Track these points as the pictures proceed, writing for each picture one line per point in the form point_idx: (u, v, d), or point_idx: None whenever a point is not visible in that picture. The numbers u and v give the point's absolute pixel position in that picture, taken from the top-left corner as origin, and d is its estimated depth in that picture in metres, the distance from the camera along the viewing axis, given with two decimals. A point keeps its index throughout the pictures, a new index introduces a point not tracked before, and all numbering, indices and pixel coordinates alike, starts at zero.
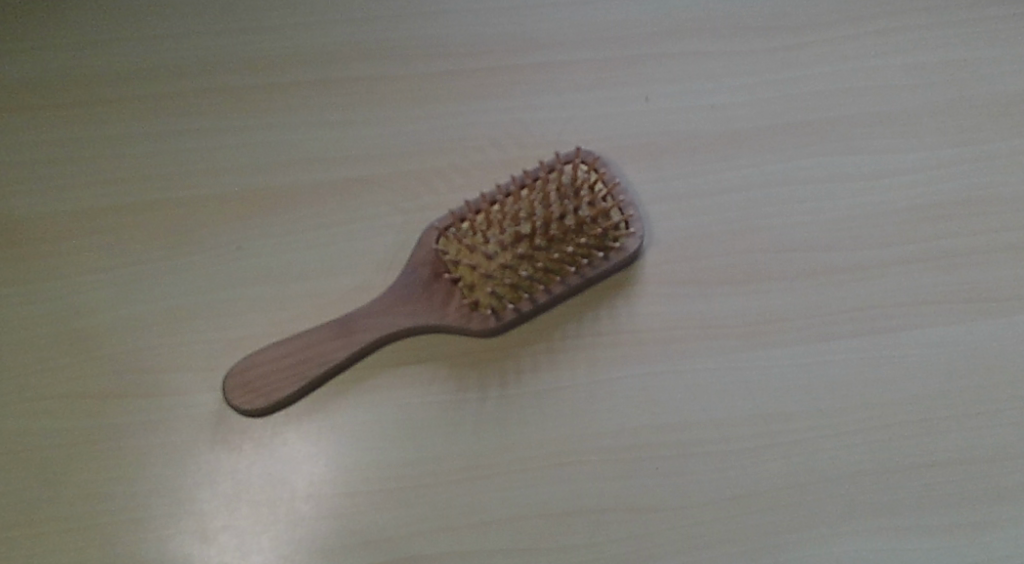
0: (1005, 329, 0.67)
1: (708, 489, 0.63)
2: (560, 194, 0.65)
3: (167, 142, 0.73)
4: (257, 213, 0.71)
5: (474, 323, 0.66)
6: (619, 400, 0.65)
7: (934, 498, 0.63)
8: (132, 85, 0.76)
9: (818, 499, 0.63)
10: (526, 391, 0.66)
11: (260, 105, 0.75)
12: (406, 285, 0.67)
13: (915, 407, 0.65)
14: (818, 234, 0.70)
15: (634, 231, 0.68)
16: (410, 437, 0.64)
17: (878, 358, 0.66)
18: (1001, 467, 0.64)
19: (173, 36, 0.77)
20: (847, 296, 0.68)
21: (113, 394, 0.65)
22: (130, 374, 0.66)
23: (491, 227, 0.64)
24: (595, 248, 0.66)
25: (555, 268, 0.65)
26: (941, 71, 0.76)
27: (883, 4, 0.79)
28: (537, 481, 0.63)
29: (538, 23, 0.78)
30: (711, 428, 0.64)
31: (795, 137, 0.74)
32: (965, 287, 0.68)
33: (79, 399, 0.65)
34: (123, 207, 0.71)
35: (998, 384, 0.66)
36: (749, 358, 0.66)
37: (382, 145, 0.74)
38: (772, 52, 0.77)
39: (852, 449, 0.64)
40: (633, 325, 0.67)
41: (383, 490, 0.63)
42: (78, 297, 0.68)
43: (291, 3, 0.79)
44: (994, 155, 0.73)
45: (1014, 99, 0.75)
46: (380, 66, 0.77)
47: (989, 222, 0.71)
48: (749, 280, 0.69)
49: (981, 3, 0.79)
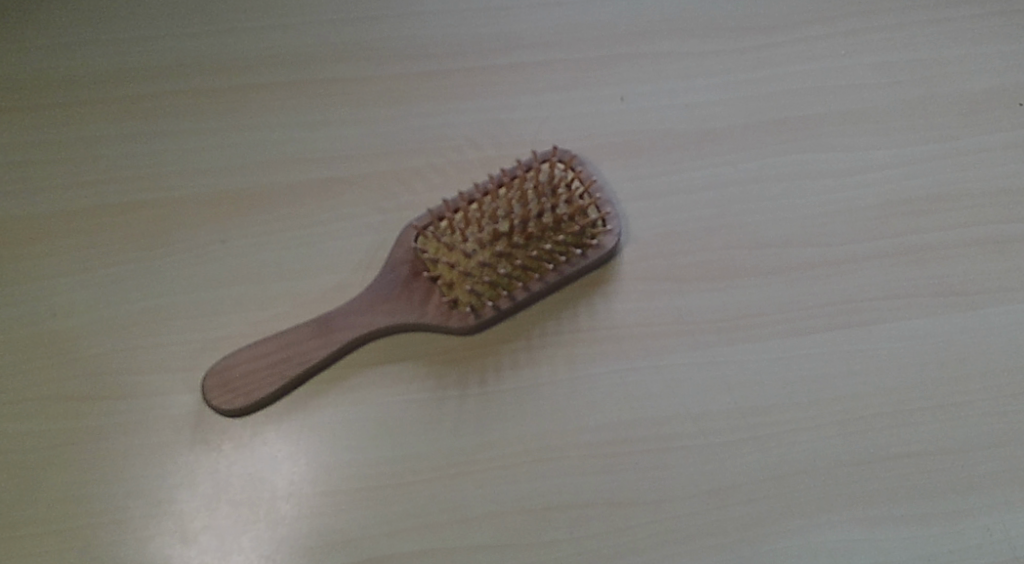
0: (975, 322, 0.68)
1: (686, 483, 0.63)
2: (538, 193, 0.65)
3: (142, 143, 0.73)
4: (234, 214, 0.71)
5: (454, 321, 0.66)
6: (598, 396, 0.66)
7: (908, 489, 0.64)
8: (106, 86, 0.75)
9: (794, 491, 0.64)
10: (505, 388, 0.66)
11: (236, 105, 0.75)
12: (385, 284, 0.67)
13: (889, 399, 0.66)
14: (793, 231, 0.71)
15: (611, 228, 0.69)
16: (391, 435, 0.64)
17: (852, 352, 0.67)
18: (972, 457, 0.65)
19: (147, 37, 0.77)
20: (821, 291, 0.69)
21: (91, 396, 0.65)
22: (108, 375, 0.66)
23: (469, 226, 0.65)
24: (572, 246, 0.67)
25: (534, 265, 0.66)
26: (911, 69, 0.78)
27: (853, 4, 0.80)
28: (518, 477, 0.63)
29: (514, 24, 0.79)
30: (689, 423, 0.65)
31: (768, 135, 0.75)
32: (936, 281, 0.70)
33: (57, 402, 0.65)
34: (99, 208, 0.71)
35: (969, 376, 0.67)
36: (726, 353, 0.67)
37: (359, 145, 0.74)
38: (744, 52, 0.78)
39: (828, 442, 0.65)
40: (611, 322, 0.68)
41: (364, 488, 0.63)
42: (54, 299, 0.68)
43: (266, 4, 0.79)
44: (963, 151, 0.74)
45: (982, 96, 0.76)
46: (356, 66, 0.77)
47: (958, 217, 0.72)
48: (725, 276, 0.69)
49: (947, 3, 0.80)
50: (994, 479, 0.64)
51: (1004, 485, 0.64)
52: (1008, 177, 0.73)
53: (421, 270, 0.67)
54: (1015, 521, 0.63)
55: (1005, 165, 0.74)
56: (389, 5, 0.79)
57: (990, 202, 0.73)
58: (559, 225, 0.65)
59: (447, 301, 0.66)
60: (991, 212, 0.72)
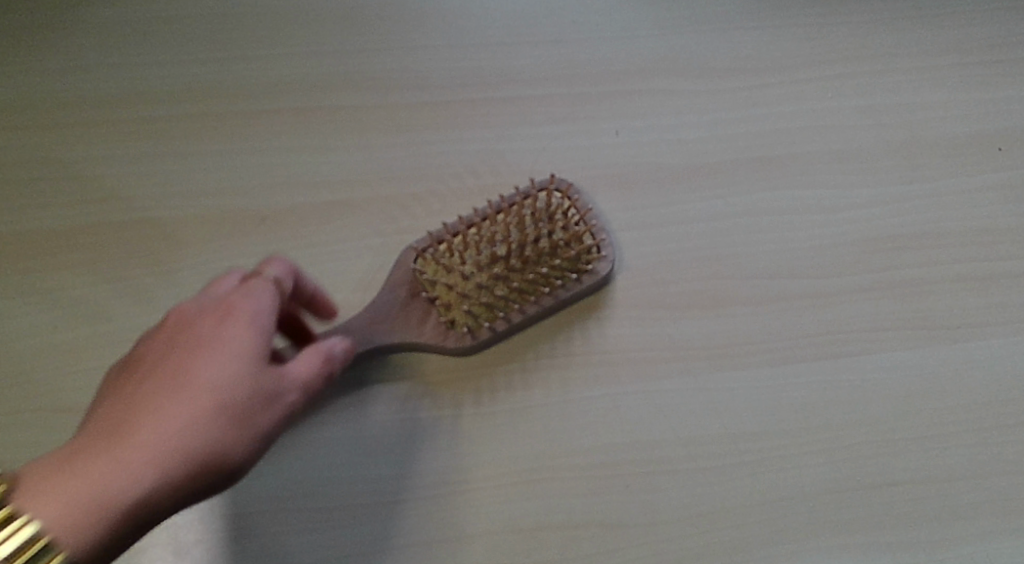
0: (956, 357, 0.70)
1: (672, 507, 0.65)
2: (535, 217, 0.67)
3: (148, 164, 0.75)
4: (238, 235, 0.73)
5: (451, 340, 0.68)
6: (591, 419, 0.67)
7: (889, 516, 0.66)
8: (115, 107, 0.77)
9: (780, 517, 0.65)
10: (497, 412, 0.67)
11: (241, 130, 0.76)
12: (385, 303, 0.68)
13: (873, 428, 0.68)
14: (782, 263, 0.73)
15: (606, 255, 0.71)
16: (387, 453, 0.66)
17: (837, 383, 0.69)
18: (953, 487, 0.66)
19: (154, 59, 0.78)
20: (807, 323, 0.70)
21: None
22: None
23: (468, 249, 0.67)
24: (568, 270, 0.69)
25: (530, 288, 0.68)
26: (897, 111, 0.79)
27: (844, 48, 0.82)
28: (512, 497, 0.65)
29: (513, 58, 0.81)
30: (679, 447, 0.67)
31: (759, 171, 0.76)
32: (920, 315, 0.71)
33: (64, 413, 0.67)
34: (105, 225, 0.72)
35: (950, 407, 0.69)
36: (715, 381, 0.68)
37: (360, 170, 0.75)
38: (736, 91, 0.80)
39: (814, 469, 0.66)
40: (602, 347, 0.69)
41: (360, 505, 0.64)
42: (61, 314, 0.70)
43: (271, 34, 0.80)
44: (946, 191, 0.76)
45: (968, 138, 0.78)
46: (359, 95, 0.78)
47: (943, 253, 0.74)
48: (715, 306, 0.71)
49: (937, 47, 0.81)
50: (973, 510, 0.66)
51: (982, 516, 0.66)
52: (990, 216, 0.75)
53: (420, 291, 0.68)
54: (991, 550, 0.65)
55: (988, 206, 0.76)
56: (393, 37, 0.81)
57: (974, 240, 0.74)
58: (555, 249, 0.67)
59: (444, 321, 0.68)
60: (975, 250, 0.74)
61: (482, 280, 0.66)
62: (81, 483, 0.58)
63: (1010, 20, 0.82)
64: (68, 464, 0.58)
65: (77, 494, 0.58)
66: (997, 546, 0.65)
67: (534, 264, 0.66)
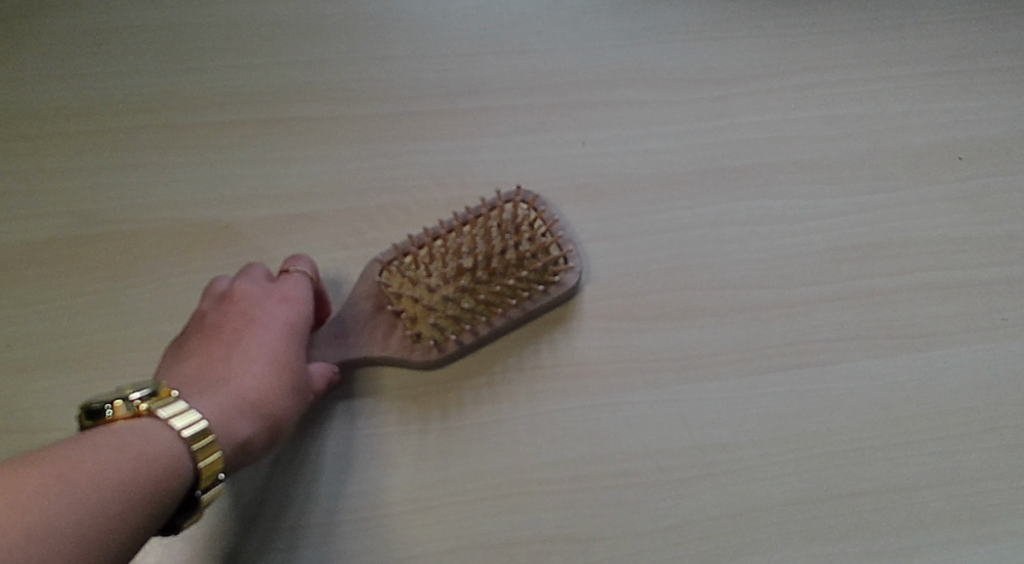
0: (920, 365, 0.70)
1: (642, 520, 0.65)
2: (499, 229, 0.67)
3: (107, 175, 0.74)
4: (199, 246, 0.72)
5: (417, 353, 0.68)
6: (560, 432, 0.67)
7: (863, 527, 0.66)
8: (74, 118, 0.76)
9: (752, 528, 0.65)
10: (462, 425, 0.67)
11: (202, 141, 0.76)
12: (349, 318, 0.69)
13: (844, 438, 0.68)
14: (748, 273, 0.73)
15: (573, 265, 0.71)
16: (351, 471, 0.66)
17: (804, 392, 0.69)
18: (925, 496, 0.67)
19: (115, 71, 0.78)
20: (776, 332, 0.71)
21: (50, 426, 0.66)
22: (67, 404, 0.66)
23: (434, 261, 0.67)
24: (534, 283, 0.69)
25: (495, 301, 0.68)
26: (861, 121, 0.80)
27: (808, 60, 0.82)
28: (480, 513, 0.64)
29: (479, 70, 0.80)
30: (650, 459, 0.66)
31: (724, 182, 0.76)
32: (887, 324, 0.72)
33: (17, 431, 0.65)
34: (62, 237, 0.71)
35: (919, 415, 0.69)
36: (685, 391, 0.69)
37: (324, 181, 0.75)
38: (701, 103, 0.80)
39: (785, 480, 0.66)
40: (567, 359, 0.69)
41: (323, 524, 0.64)
42: (17, 326, 0.69)
43: (235, 46, 0.80)
44: (909, 201, 0.77)
45: (930, 149, 0.78)
46: (323, 106, 0.78)
47: (907, 263, 0.74)
48: (683, 316, 0.71)
49: (900, 60, 0.82)
50: (946, 519, 0.66)
51: (954, 526, 0.66)
52: (954, 226, 0.76)
53: (385, 305, 0.69)
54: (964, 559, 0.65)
55: (952, 216, 0.76)
56: (358, 49, 0.80)
57: (937, 250, 0.75)
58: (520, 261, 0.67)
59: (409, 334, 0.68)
60: (939, 260, 0.74)
61: (446, 292, 0.66)
62: (135, 455, 0.54)
63: (968, 37, 0.84)
64: (129, 431, 0.56)
65: (125, 468, 0.54)
66: (970, 555, 0.65)
67: (499, 277, 0.66)
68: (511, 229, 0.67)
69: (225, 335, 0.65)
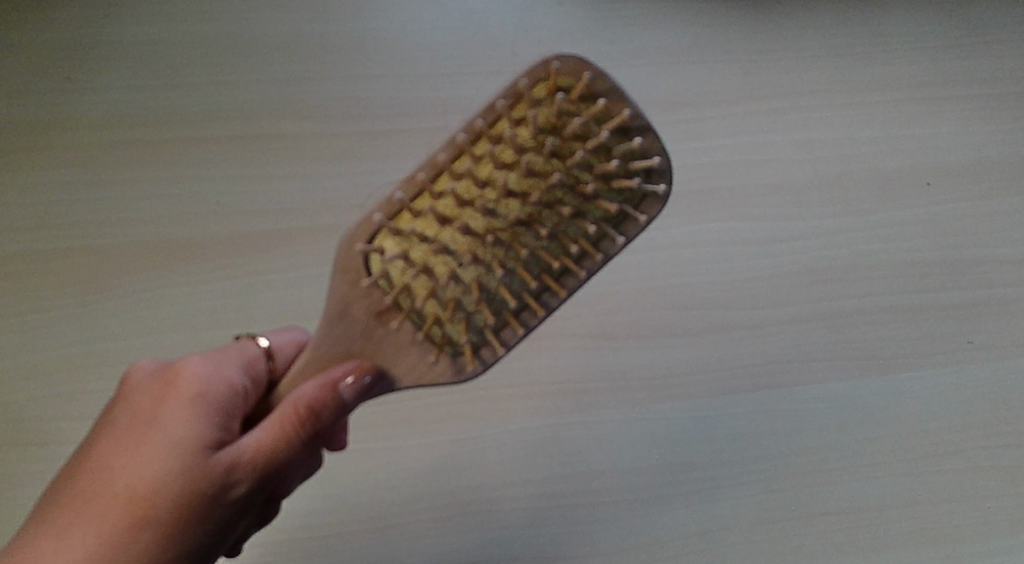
0: (887, 387, 0.74)
1: (609, 538, 0.71)
2: (538, 150, 0.52)
3: (80, 191, 0.74)
4: (174, 263, 0.73)
5: (448, 363, 0.57)
6: (531, 450, 0.72)
7: (819, 545, 0.71)
8: (39, 131, 0.74)
9: (716, 546, 0.71)
10: (440, 444, 0.71)
11: (173, 156, 0.75)
12: (342, 340, 0.56)
13: (808, 457, 0.72)
14: (721, 294, 0.75)
15: (656, 186, 0.53)
16: (325, 485, 0.71)
17: (769, 412, 0.73)
18: (881, 517, 0.72)
19: (79, 87, 0.75)
20: (746, 353, 0.74)
21: (45, 437, 0.70)
22: (56, 414, 0.71)
23: (455, 237, 0.53)
24: (600, 215, 0.53)
25: (544, 266, 0.54)
26: (833, 145, 0.79)
27: (794, 75, 0.80)
28: (448, 530, 0.70)
29: (451, 88, 0.77)
30: (619, 477, 0.72)
31: (700, 203, 0.77)
32: (855, 345, 0.75)
33: (16, 444, 0.70)
34: (39, 254, 0.72)
35: (881, 438, 0.73)
36: (656, 410, 0.73)
37: (297, 200, 0.75)
38: (675, 124, 0.78)
39: (748, 500, 0.72)
40: (542, 379, 0.73)
41: (300, 537, 0.70)
42: (13, 343, 0.71)
43: (201, 53, 0.76)
44: (879, 224, 0.78)
45: (900, 173, 0.79)
46: (295, 123, 0.76)
47: (876, 286, 0.76)
48: (656, 336, 0.74)
49: (883, 81, 0.80)
50: (898, 538, 0.72)
51: (906, 546, 0.71)
52: (924, 250, 0.77)
53: (385, 309, 0.56)
54: None
55: (921, 240, 0.77)
56: (329, 61, 0.77)
57: (906, 272, 0.77)
58: (572, 189, 0.52)
59: (431, 338, 0.56)
60: (907, 282, 0.76)
61: (485, 256, 0.53)
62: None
63: (959, 55, 0.81)
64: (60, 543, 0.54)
65: None
66: None
67: (547, 214, 0.52)
68: (558, 146, 0.51)
69: (123, 424, 0.57)
